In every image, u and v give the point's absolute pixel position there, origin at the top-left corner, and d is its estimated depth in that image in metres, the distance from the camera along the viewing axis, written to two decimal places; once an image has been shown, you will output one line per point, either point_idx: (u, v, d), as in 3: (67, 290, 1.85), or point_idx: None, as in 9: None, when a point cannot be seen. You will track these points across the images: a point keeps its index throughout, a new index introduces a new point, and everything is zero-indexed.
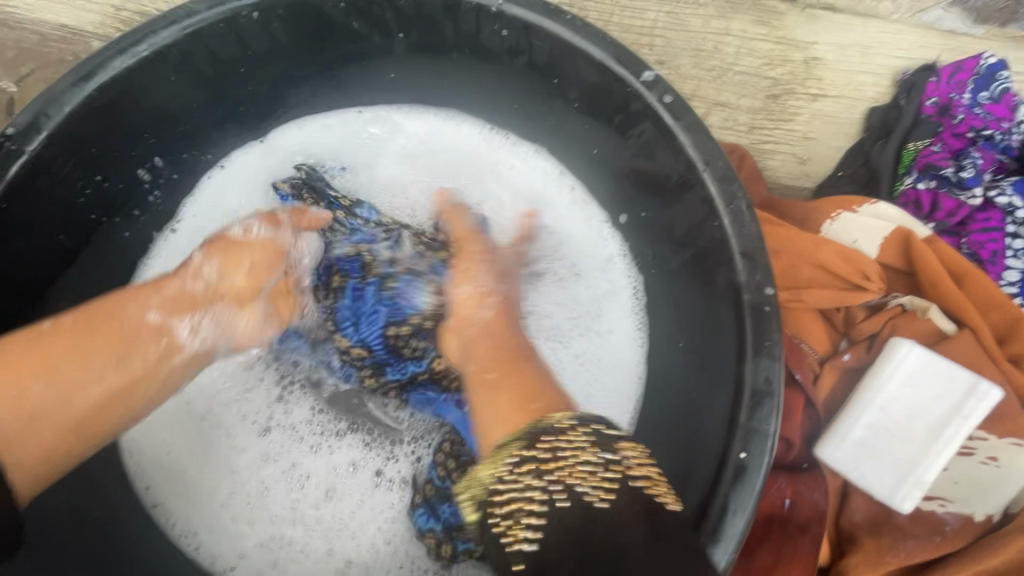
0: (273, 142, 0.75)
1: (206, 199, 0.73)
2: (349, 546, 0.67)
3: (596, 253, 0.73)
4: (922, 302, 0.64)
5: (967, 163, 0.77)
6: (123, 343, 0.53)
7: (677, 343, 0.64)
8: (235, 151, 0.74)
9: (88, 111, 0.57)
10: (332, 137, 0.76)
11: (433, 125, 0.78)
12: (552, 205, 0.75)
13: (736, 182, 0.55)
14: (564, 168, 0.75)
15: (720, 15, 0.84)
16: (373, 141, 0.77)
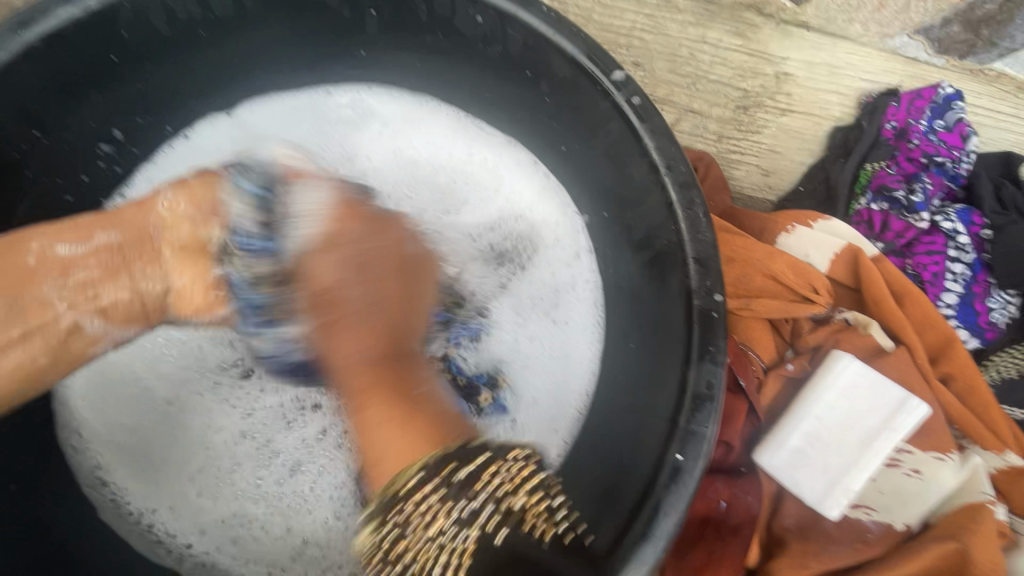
0: (242, 118, 0.72)
1: (166, 167, 0.69)
2: (305, 525, 0.66)
3: (567, 243, 0.73)
4: (863, 317, 0.66)
5: (918, 187, 0.80)
6: (25, 292, 0.48)
7: (627, 345, 0.65)
8: (202, 121, 0.70)
9: (28, 62, 0.53)
10: (303, 116, 0.74)
11: (407, 113, 0.76)
12: (522, 192, 0.75)
13: (696, 189, 0.56)
14: (537, 160, 0.74)
15: (698, 22, 0.85)
16: (344, 122, 0.75)
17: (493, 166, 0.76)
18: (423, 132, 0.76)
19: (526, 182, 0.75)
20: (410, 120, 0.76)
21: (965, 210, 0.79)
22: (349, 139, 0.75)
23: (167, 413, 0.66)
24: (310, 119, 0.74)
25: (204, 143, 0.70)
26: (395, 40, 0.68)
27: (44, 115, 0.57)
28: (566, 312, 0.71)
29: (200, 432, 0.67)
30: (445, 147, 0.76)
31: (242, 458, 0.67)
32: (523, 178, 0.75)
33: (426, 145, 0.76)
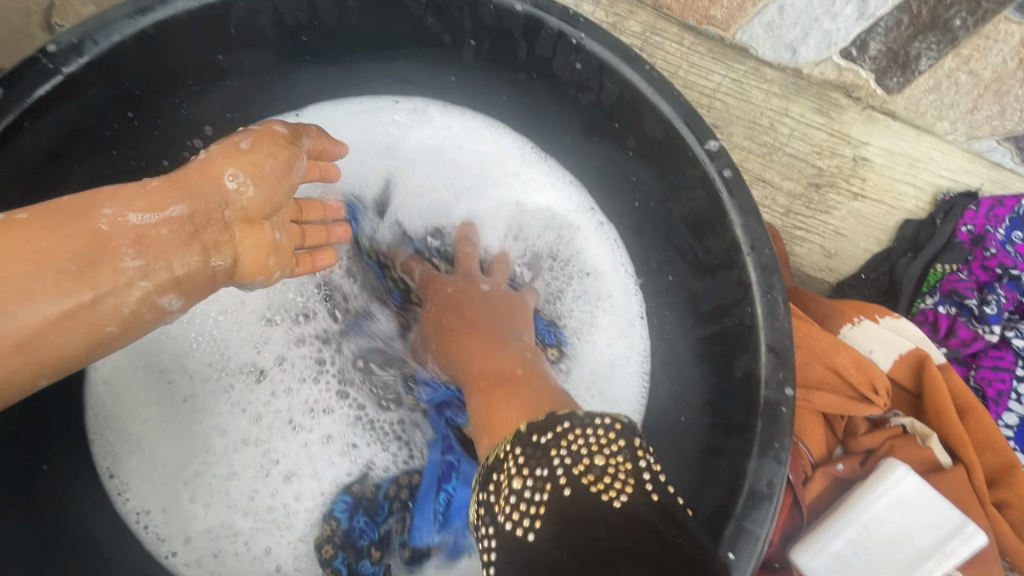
0: (306, 120, 0.72)
1: None
2: (285, 546, 0.67)
3: (614, 297, 0.73)
4: (923, 428, 0.63)
5: (991, 298, 0.78)
6: (94, 255, 0.46)
7: (677, 419, 0.64)
8: (267, 119, 0.70)
9: (137, 46, 0.53)
10: (360, 125, 0.74)
11: (461, 133, 0.75)
12: (580, 235, 0.75)
13: (777, 274, 0.54)
14: (593, 206, 0.75)
15: (783, 94, 0.84)
16: (401, 135, 0.75)
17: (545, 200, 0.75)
18: (480, 154, 0.76)
19: (582, 223, 0.75)
20: (461, 139, 0.76)
21: None
22: (397, 149, 0.75)
23: (178, 410, 0.67)
24: (366, 127, 0.74)
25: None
26: (487, 72, 0.68)
27: (142, 98, 0.58)
28: (596, 355, 0.72)
29: (215, 431, 0.68)
30: (493, 172, 0.76)
31: (242, 466, 0.67)
32: (579, 219, 0.75)
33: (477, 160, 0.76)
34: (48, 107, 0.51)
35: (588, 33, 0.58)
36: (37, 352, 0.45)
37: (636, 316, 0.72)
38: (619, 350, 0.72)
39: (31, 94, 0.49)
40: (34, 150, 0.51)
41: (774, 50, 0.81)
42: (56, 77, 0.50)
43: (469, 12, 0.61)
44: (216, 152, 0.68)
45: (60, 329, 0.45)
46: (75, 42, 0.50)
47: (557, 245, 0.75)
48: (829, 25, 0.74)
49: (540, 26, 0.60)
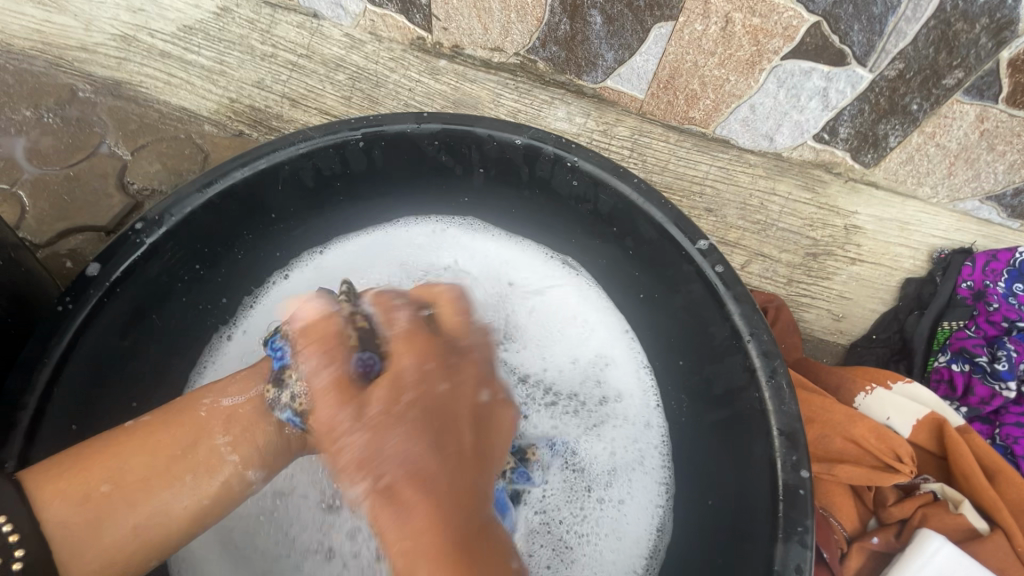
0: (326, 261, 0.80)
1: (262, 305, 0.77)
2: None
3: (638, 412, 0.75)
4: (954, 493, 0.65)
5: (1002, 354, 0.81)
6: (193, 445, 0.55)
7: (705, 501, 0.67)
8: (297, 264, 0.79)
9: (203, 211, 0.64)
10: (385, 247, 0.81)
11: (480, 242, 0.82)
12: (595, 341, 0.78)
13: (779, 358, 0.58)
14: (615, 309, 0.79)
15: (769, 176, 0.91)
16: (426, 253, 0.81)
17: (578, 317, 0.79)
18: (510, 269, 0.81)
19: (610, 334, 0.78)
20: (483, 248, 0.82)
21: None
22: (428, 270, 0.81)
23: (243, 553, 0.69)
24: (389, 249, 0.81)
25: (299, 278, 0.78)
26: (499, 193, 0.78)
27: (205, 253, 0.69)
28: (630, 469, 0.72)
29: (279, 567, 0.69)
30: (523, 286, 0.81)
31: None
32: (607, 332, 0.79)
33: (500, 272, 0.81)
34: (133, 272, 0.61)
35: (580, 156, 0.67)
36: (153, 532, 0.53)
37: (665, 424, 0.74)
38: (653, 464, 0.72)
39: (121, 264, 0.60)
40: (117, 308, 0.61)
41: (753, 139, 0.89)
42: (141, 246, 0.61)
43: (476, 149, 0.71)
44: (260, 301, 0.77)
45: (159, 506, 0.53)
46: (155, 217, 0.61)
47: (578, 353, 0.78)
48: (799, 116, 0.82)
49: (538, 154, 0.69)
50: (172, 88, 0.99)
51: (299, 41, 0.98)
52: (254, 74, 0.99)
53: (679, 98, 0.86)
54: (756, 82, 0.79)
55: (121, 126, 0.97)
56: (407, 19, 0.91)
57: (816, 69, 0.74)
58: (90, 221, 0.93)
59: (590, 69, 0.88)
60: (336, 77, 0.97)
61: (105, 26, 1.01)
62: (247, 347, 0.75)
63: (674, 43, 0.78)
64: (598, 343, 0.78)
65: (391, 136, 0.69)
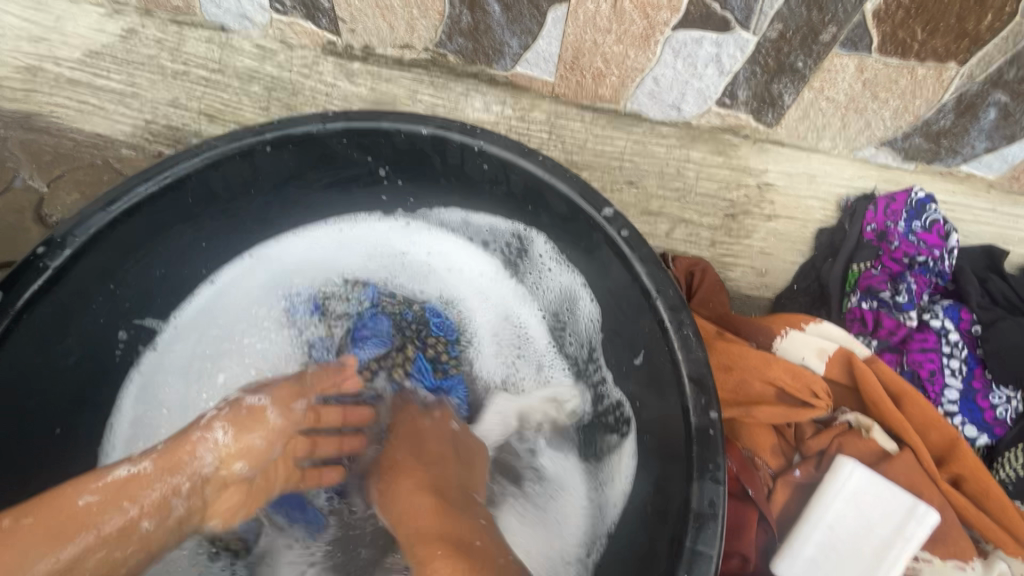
0: (262, 255, 0.82)
1: (197, 308, 0.80)
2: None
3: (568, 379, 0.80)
4: (866, 420, 0.70)
5: (903, 287, 0.86)
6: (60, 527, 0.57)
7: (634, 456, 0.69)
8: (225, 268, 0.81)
9: (109, 230, 0.64)
10: (347, 249, 0.85)
11: (429, 255, 0.87)
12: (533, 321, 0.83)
13: (685, 310, 0.61)
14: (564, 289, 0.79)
15: (682, 144, 0.95)
16: (394, 241, 0.86)
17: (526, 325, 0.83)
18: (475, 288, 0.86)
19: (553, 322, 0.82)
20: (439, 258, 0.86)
21: (952, 307, 0.86)
22: (396, 252, 0.86)
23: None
24: (336, 260, 0.85)
25: (233, 284, 0.81)
26: (419, 183, 0.79)
27: (118, 272, 0.68)
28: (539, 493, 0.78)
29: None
30: (480, 278, 0.86)
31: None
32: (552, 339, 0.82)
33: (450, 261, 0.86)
34: (38, 296, 0.60)
35: (486, 139, 0.69)
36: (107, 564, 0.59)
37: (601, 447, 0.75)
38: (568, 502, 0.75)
39: (25, 291, 0.59)
40: (24, 336, 0.60)
41: (661, 110, 0.93)
42: (46, 271, 0.60)
43: (386, 143, 0.72)
44: (189, 305, 0.79)
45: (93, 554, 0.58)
46: (58, 239, 0.61)
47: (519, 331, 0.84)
48: (700, 85, 0.86)
49: (445, 142, 0.71)
50: (84, 116, 0.98)
51: (210, 56, 0.98)
52: (167, 94, 0.98)
53: (586, 78, 0.89)
54: (653, 55, 0.82)
55: (35, 158, 0.95)
56: (314, 24, 0.92)
57: (706, 37, 0.77)
58: (10, 256, 0.90)
59: (498, 57, 0.90)
60: (251, 89, 0.97)
61: (7, 59, 0.99)
62: (184, 346, 0.79)
63: (571, 24, 0.81)
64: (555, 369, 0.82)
65: (297, 139, 0.69)
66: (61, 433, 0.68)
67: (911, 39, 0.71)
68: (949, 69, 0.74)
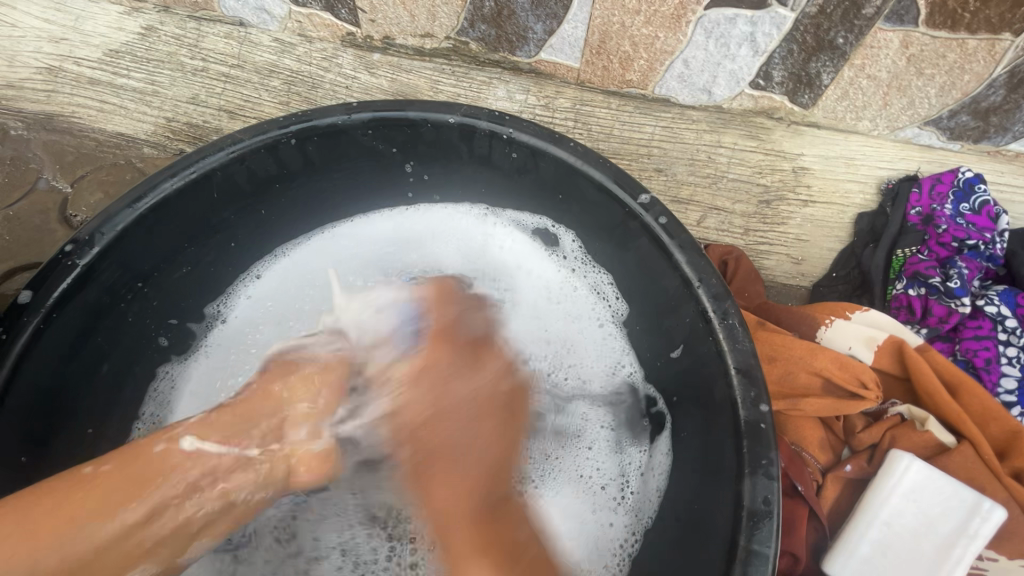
0: (326, 240, 0.83)
1: (242, 300, 0.80)
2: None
3: (610, 374, 0.75)
4: (920, 412, 0.67)
5: (954, 273, 0.82)
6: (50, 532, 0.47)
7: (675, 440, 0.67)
8: (261, 261, 0.80)
9: (136, 228, 0.63)
10: (394, 238, 0.83)
11: (460, 245, 0.83)
12: (576, 312, 0.78)
13: (730, 299, 0.58)
14: (608, 282, 0.76)
15: (713, 129, 0.92)
16: (437, 229, 0.83)
17: (570, 320, 0.78)
18: (506, 277, 0.81)
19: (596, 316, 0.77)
20: (471, 249, 0.83)
21: (1009, 292, 0.81)
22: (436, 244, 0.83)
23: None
24: (367, 255, 0.83)
25: (273, 276, 0.81)
26: (444, 176, 0.77)
27: (146, 270, 0.67)
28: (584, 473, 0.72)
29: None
30: (523, 270, 0.81)
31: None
32: (597, 336, 0.77)
33: (493, 250, 0.82)
34: (68, 296, 0.60)
35: (515, 127, 0.66)
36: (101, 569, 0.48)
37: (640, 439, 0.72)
38: (604, 486, 0.70)
39: (55, 290, 0.58)
40: (56, 336, 0.60)
41: (692, 94, 0.89)
42: (74, 269, 0.59)
43: (412, 133, 0.70)
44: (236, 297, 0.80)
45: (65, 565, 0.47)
46: (86, 237, 0.60)
47: (562, 325, 0.78)
48: (732, 66, 0.82)
49: (472, 130, 0.68)
50: (105, 115, 0.97)
51: (228, 52, 0.97)
52: (187, 91, 0.97)
53: (613, 62, 0.86)
54: (684, 35, 0.79)
55: (58, 159, 0.95)
56: (334, 16, 0.91)
57: (740, 15, 0.74)
58: (36, 258, 0.90)
59: (521, 44, 0.87)
60: (271, 84, 0.96)
61: (28, 60, 0.99)
62: (233, 335, 0.79)
63: (598, 6, 0.78)
64: (588, 363, 0.76)
65: (322, 131, 0.68)
66: (93, 433, 0.67)
67: (962, 10, 0.67)
68: (1003, 40, 0.70)
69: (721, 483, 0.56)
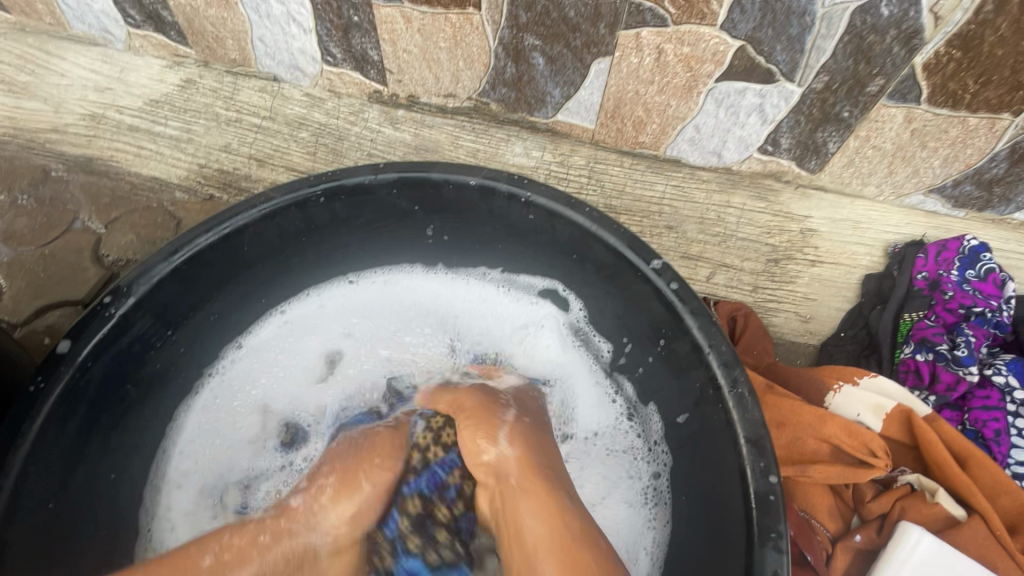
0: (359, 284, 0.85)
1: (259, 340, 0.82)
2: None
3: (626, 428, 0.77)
4: (930, 483, 0.67)
5: (961, 341, 0.83)
6: None
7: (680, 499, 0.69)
8: (289, 301, 0.83)
9: (171, 279, 0.66)
10: (421, 289, 0.86)
11: (484, 302, 0.86)
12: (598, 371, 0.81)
13: (739, 367, 0.60)
14: (624, 337, 0.77)
15: (722, 189, 0.95)
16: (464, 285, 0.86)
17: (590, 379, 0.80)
18: (523, 343, 0.84)
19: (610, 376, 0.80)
20: (495, 305, 0.86)
21: (1016, 362, 0.82)
22: (462, 301, 0.86)
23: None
24: (396, 312, 0.86)
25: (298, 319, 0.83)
26: (463, 236, 0.81)
27: (176, 318, 0.70)
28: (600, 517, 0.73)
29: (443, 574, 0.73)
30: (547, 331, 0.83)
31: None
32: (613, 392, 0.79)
33: (516, 305, 0.85)
34: (102, 345, 0.62)
35: (533, 191, 0.70)
36: None
37: (643, 510, 0.72)
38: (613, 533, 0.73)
39: (91, 339, 0.61)
40: (88, 382, 0.62)
41: (702, 156, 0.93)
42: (110, 320, 0.62)
43: (435, 193, 0.73)
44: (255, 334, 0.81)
45: None
46: (124, 288, 0.63)
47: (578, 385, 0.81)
48: (741, 132, 0.86)
49: (492, 193, 0.72)
50: (142, 160, 1.02)
51: (262, 104, 1.02)
52: (220, 139, 1.02)
53: (627, 125, 0.91)
54: (696, 104, 0.83)
55: (94, 201, 1.00)
56: (363, 75, 0.96)
57: (749, 88, 0.78)
58: (69, 296, 0.93)
59: (540, 106, 0.92)
60: (301, 135, 1.01)
61: (74, 107, 1.05)
62: (247, 372, 0.80)
63: (614, 76, 0.82)
64: (601, 437, 0.77)
65: (349, 189, 0.71)
66: (115, 478, 0.69)
67: (962, 91, 0.71)
68: (1003, 119, 0.73)
69: (731, 553, 0.56)
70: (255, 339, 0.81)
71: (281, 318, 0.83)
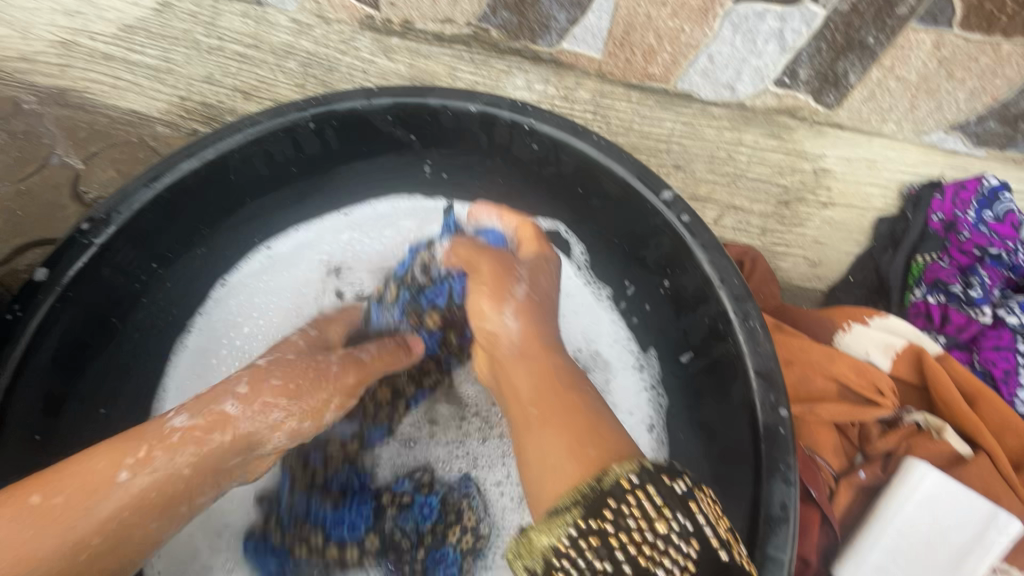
0: (350, 216, 0.81)
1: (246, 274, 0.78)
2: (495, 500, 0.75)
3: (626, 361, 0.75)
4: (936, 421, 0.67)
5: (975, 281, 0.82)
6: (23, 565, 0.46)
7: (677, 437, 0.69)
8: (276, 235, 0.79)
9: (154, 208, 0.62)
10: (414, 217, 0.81)
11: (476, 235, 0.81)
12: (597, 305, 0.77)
13: (751, 301, 0.57)
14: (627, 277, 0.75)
15: (733, 127, 0.89)
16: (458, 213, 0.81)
17: (588, 311, 0.78)
18: None
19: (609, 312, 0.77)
20: None
21: None
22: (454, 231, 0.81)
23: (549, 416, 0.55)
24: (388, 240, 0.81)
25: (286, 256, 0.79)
26: (462, 171, 0.78)
27: (161, 250, 0.67)
28: None
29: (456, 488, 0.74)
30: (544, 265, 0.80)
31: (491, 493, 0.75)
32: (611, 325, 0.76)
33: None
34: (83, 274, 0.59)
35: (537, 117, 0.65)
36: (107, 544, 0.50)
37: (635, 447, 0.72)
38: None
39: (71, 267, 0.58)
40: (70, 314, 0.59)
41: (714, 90, 0.87)
42: (90, 249, 0.59)
43: (434, 121, 0.69)
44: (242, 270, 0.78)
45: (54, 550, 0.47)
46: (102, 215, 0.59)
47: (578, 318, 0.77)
48: (758, 62, 0.81)
49: (494, 120, 0.67)
50: (118, 92, 0.96)
51: (245, 31, 0.95)
52: (202, 70, 0.96)
53: (636, 55, 0.84)
54: (711, 29, 0.77)
55: (70, 135, 0.94)
56: None
57: (769, 11, 0.73)
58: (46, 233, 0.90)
59: (543, 32, 0.86)
60: (288, 66, 0.95)
61: (42, 33, 0.94)
62: (234, 303, 0.77)
63: None
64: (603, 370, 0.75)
65: (341, 115, 0.66)
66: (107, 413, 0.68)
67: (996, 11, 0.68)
68: None
69: (738, 484, 0.55)
70: (240, 271, 0.78)
71: (267, 252, 0.78)
